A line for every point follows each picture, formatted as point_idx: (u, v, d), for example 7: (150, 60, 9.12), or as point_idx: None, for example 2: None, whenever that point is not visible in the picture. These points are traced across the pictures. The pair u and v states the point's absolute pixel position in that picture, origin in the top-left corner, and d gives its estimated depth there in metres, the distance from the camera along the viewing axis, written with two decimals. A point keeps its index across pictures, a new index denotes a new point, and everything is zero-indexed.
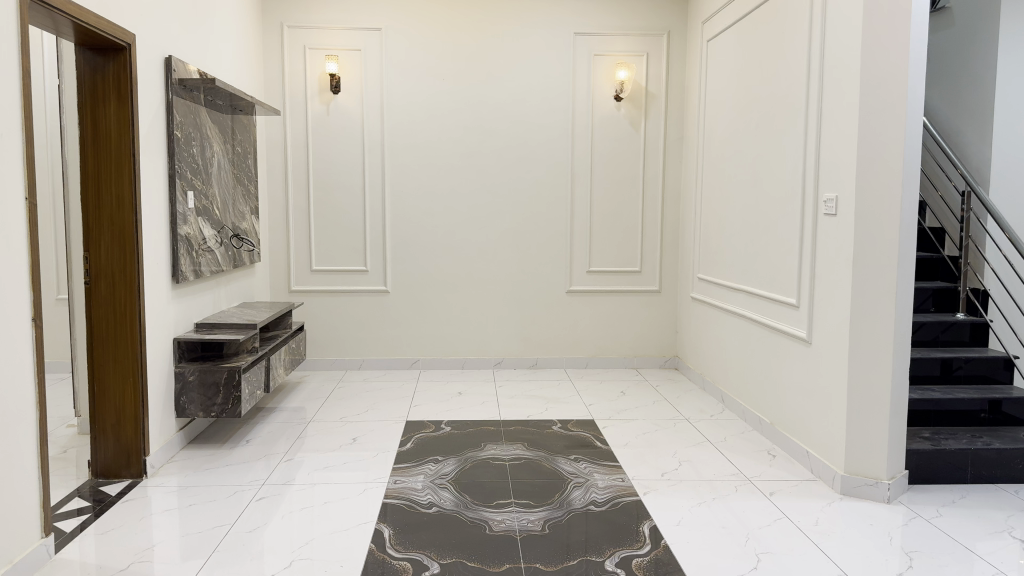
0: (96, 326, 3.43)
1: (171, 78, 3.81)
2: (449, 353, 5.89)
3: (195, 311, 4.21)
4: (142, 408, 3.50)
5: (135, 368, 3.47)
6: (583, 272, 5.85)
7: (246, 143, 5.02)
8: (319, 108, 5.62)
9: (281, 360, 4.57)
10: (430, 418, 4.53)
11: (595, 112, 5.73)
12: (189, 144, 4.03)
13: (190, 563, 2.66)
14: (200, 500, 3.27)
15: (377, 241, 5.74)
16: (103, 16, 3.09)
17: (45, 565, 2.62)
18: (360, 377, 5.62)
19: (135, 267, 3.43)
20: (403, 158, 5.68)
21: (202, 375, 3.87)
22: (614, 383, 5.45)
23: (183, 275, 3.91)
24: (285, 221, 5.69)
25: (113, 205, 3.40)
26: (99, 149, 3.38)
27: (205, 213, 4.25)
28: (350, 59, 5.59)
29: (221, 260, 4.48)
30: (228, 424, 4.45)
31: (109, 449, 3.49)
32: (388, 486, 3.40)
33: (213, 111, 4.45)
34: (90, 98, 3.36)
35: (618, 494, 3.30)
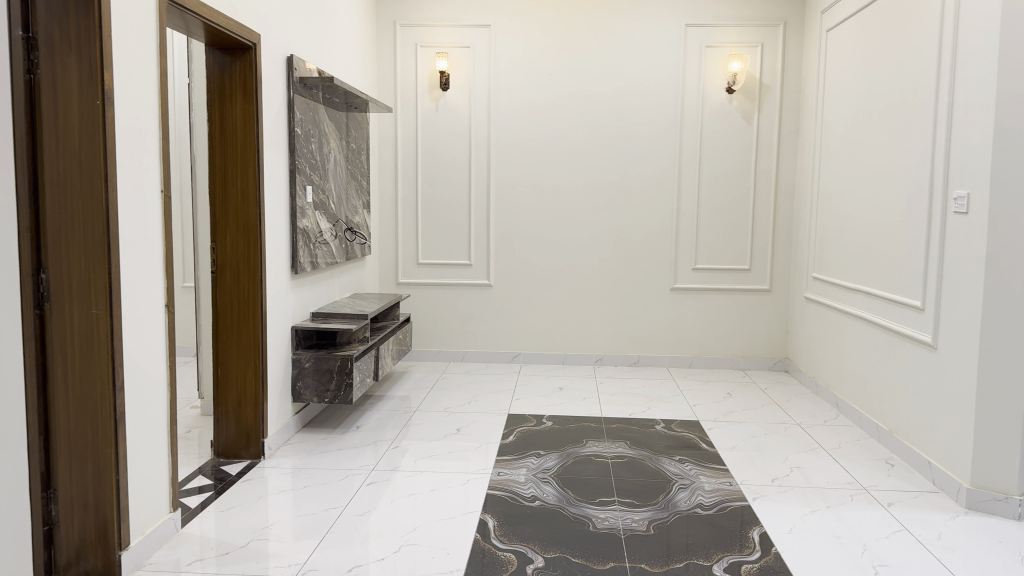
0: (221, 312, 3.63)
1: (292, 77, 3.96)
2: (551, 349, 5.89)
3: (311, 301, 4.38)
4: (262, 392, 3.67)
5: (255, 353, 3.63)
6: (690, 269, 5.73)
7: (359, 140, 5.17)
8: (429, 105, 5.73)
9: (389, 350, 4.69)
10: (531, 412, 4.55)
11: (706, 105, 5.60)
12: (309, 140, 4.20)
13: (304, 543, 2.77)
14: (313, 482, 3.40)
15: (482, 235, 5.81)
16: (231, 17, 3.24)
17: (172, 538, 2.79)
18: (462, 369, 5.71)
19: (258, 257, 3.59)
20: (510, 153, 5.72)
21: (317, 363, 4.02)
22: (719, 383, 5.32)
23: (301, 266, 4.08)
24: (394, 215, 5.84)
25: (239, 198, 3.57)
26: (227, 146, 3.56)
27: (321, 207, 4.41)
28: (460, 56, 5.68)
29: (335, 253, 4.64)
30: (339, 410, 4.61)
31: (231, 430, 3.68)
32: (491, 478, 3.44)
33: (331, 109, 4.61)
34: (219, 96, 3.54)
35: (725, 498, 3.23)
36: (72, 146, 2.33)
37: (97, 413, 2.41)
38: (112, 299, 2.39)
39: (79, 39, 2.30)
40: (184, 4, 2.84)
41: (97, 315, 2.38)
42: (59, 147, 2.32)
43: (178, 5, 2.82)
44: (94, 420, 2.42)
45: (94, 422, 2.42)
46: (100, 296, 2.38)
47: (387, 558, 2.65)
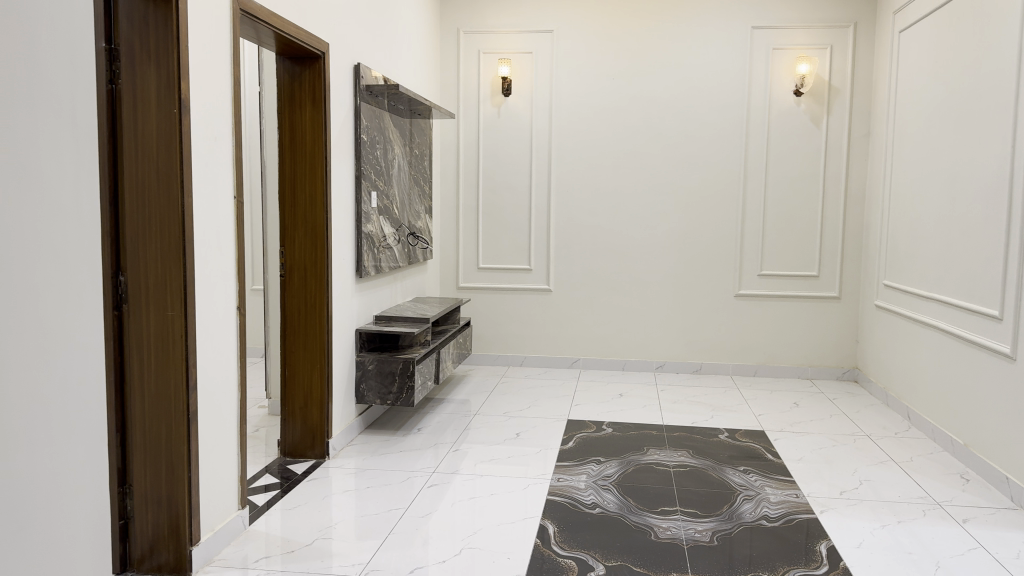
0: (289, 315, 3.71)
1: (359, 85, 4.04)
2: (611, 355, 5.85)
3: (374, 304, 4.45)
4: (327, 394, 3.74)
5: (322, 355, 3.70)
6: (755, 275, 5.62)
7: (423, 145, 5.24)
8: (491, 111, 5.77)
9: (450, 353, 4.73)
10: (591, 418, 4.53)
11: (773, 108, 5.50)
12: (374, 146, 4.27)
13: (367, 543, 2.81)
14: (375, 483, 3.45)
15: (543, 240, 5.81)
16: (301, 27, 3.32)
17: (240, 535, 2.86)
18: (521, 374, 5.72)
19: (324, 261, 3.67)
20: (572, 158, 5.71)
21: (379, 365, 4.08)
22: (785, 393, 5.21)
23: (366, 270, 4.14)
24: (456, 220, 5.89)
25: (307, 203, 3.65)
26: (296, 152, 3.65)
27: (386, 212, 4.47)
28: (523, 62, 5.71)
29: (398, 257, 4.70)
30: (401, 412, 4.66)
31: (297, 430, 3.77)
32: (551, 483, 3.44)
33: (395, 115, 4.67)
34: (289, 104, 3.63)
35: (792, 510, 3.15)
36: (150, 154, 2.42)
37: (171, 411, 2.49)
38: (186, 301, 2.46)
39: (158, 50, 2.38)
40: (256, 14, 2.92)
41: (172, 316, 2.46)
42: (138, 153, 2.42)
43: (250, 15, 2.90)
44: (168, 418, 2.50)
45: (168, 420, 2.49)
46: (175, 299, 2.45)
47: (448, 560, 2.66)
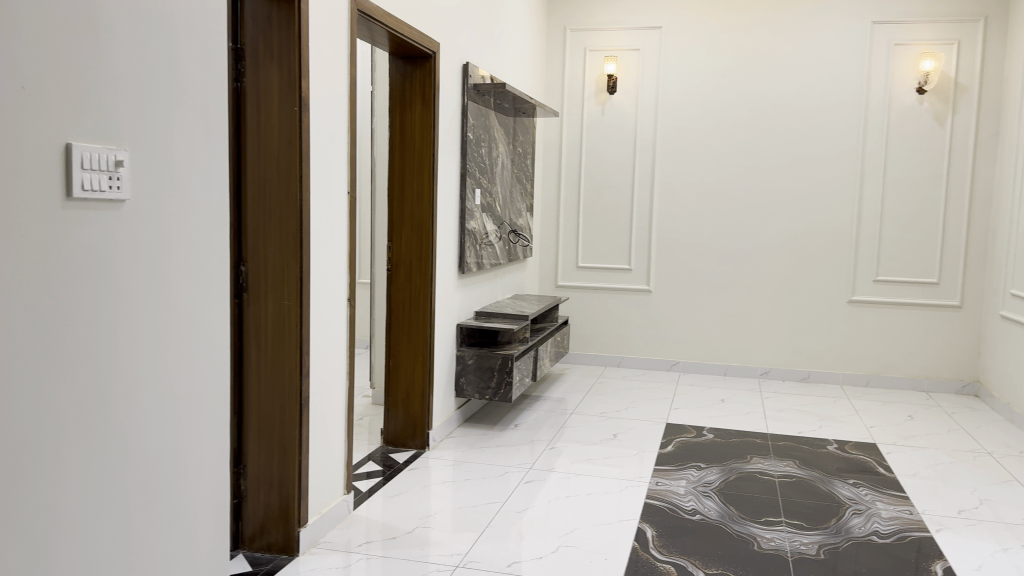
0: (395, 308, 3.81)
1: (467, 84, 4.10)
2: (713, 359, 5.72)
3: (475, 300, 4.51)
4: (428, 386, 3.82)
5: (424, 347, 3.78)
6: (869, 281, 5.39)
7: (526, 144, 5.27)
8: (596, 108, 5.75)
9: (548, 351, 4.74)
10: (692, 423, 4.44)
11: (892, 106, 5.25)
12: (479, 144, 4.32)
13: (465, 535, 2.86)
14: (474, 476, 3.50)
15: (645, 240, 5.75)
16: (414, 27, 3.40)
17: (344, 518, 2.96)
18: (619, 375, 5.67)
19: (429, 256, 3.74)
20: (678, 158, 5.62)
21: (479, 360, 4.13)
22: (899, 405, 4.96)
23: (468, 266, 4.21)
24: (557, 218, 5.90)
25: (414, 199, 3.74)
26: (405, 150, 3.74)
27: (489, 209, 4.53)
28: (629, 59, 5.66)
29: (499, 255, 4.75)
30: (499, 408, 4.70)
31: (399, 420, 3.86)
32: (650, 486, 3.40)
33: (501, 114, 4.72)
34: (400, 102, 3.72)
35: (905, 527, 3.01)
36: (272, 149, 2.53)
37: (284, 396, 2.60)
38: (302, 292, 2.56)
39: (281, 49, 2.49)
40: (372, 15, 3.01)
41: (288, 305, 2.56)
42: (260, 149, 2.53)
43: (366, 15, 2.99)
44: (281, 403, 2.61)
45: (282, 405, 2.61)
46: (292, 289, 2.56)
47: (544, 557, 2.67)
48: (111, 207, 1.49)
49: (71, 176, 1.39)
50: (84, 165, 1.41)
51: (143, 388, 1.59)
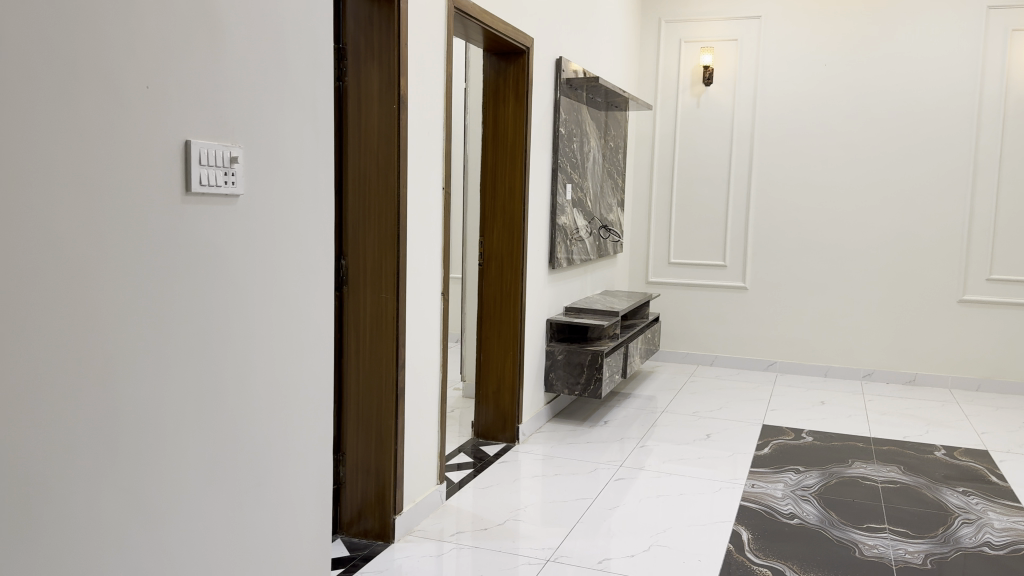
0: (487, 302, 3.85)
1: (560, 78, 4.10)
2: (811, 359, 5.54)
3: (565, 295, 4.51)
4: (518, 380, 3.84)
5: (515, 342, 3.81)
6: (981, 280, 5.11)
7: (618, 138, 5.22)
8: (690, 101, 5.65)
9: (639, 348, 4.69)
10: (788, 425, 4.31)
11: (1009, 95, 4.96)
12: (572, 139, 4.32)
13: (555, 529, 2.86)
14: (564, 471, 3.50)
15: (740, 236, 5.62)
16: (509, 23, 3.42)
17: (437, 508, 3.02)
18: (712, 373, 5.56)
19: (520, 251, 3.76)
20: (775, 151, 5.47)
21: (569, 356, 4.13)
22: (1015, 412, 4.69)
23: (559, 262, 4.21)
24: (649, 213, 5.83)
25: (507, 194, 3.77)
26: (498, 145, 3.77)
27: (580, 204, 4.51)
28: (726, 50, 5.54)
29: (590, 250, 4.73)
30: (589, 404, 4.69)
31: (490, 413, 3.90)
32: (745, 489, 3.32)
33: (593, 108, 4.70)
34: (493, 98, 3.75)
35: (1021, 539, 2.84)
36: (371, 146, 2.59)
37: (381, 387, 2.67)
38: (398, 285, 2.62)
39: (382, 48, 2.55)
40: (468, 11, 3.05)
41: (385, 298, 2.63)
42: (360, 146, 2.60)
43: (462, 12, 3.02)
44: (378, 393, 2.68)
45: (379, 395, 2.67)
46: (389, 282, 2.62)
47: (636, 556, 2.65)
48: (226, 201, 1.56)
49: (190, 172, 1.46)
50: (201, 161, 1.49)
51: (252, 375, 1.66)
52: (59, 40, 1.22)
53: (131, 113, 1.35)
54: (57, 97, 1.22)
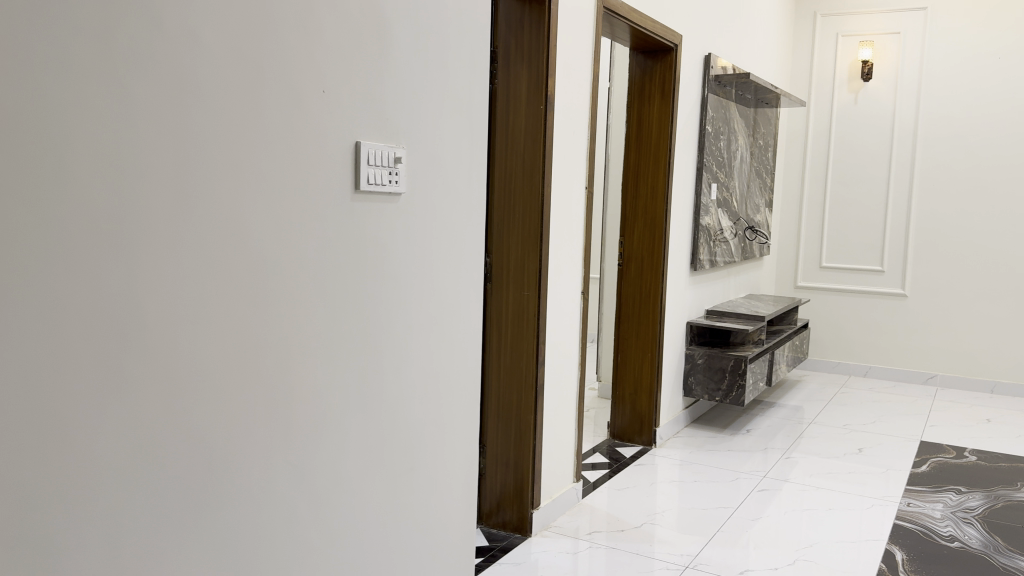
0: (625, 302, 3.83)
1: (708, 75, 4.01)
2: (977, 374, 5.13)
3: (707, 298, 4.41)
4: (657, 383, 3.79)
5: (654, 343, 3.76)
6: None
7: (767, 136, 5.06)
8: (847, 97, 5.38)
9: (785, 355, 4.52)
10: (949, 443, 4.03)
11: None
12: (718, 137, 4.22)
13: (693, 536, 2.81)
14: (703, 478, 3.43)
15: (897, 240, 5.30)
16: (657, 21, 3.38)
17: (573, 506, 3.04)
18: (863, 385, 5.27)
19: (662, 252, 3.71)
20: (940, 150, 5.11)
21: (709, 360, 4.03)
22: None
23: (701, 263, 4.12)
24: (798, 215, 5.61)
25: (649, 194, 3.73)
26: (642, 145, 3.73)
27: (725, 205, 4.40)
28: (888, 44, 5.23)
29: (735, 252, 4.60)
30: (730, 411, 4.56)
31: (626, 414, 3.87)
32: (900, 507, 3.13)
33: (742, 106, 4.57)
34: (638, 97, 3.73)
35: None
36: (518, 147, 2.64)
37: (522, 383, 2.72)
38: (540, 282, 2.66)
39: (531, 51, 2.59)
40: (617, 11, 3.03)
41: (528, 295, 2.67)
42: (507, 145, 2.66)
43: (610, 12, 3.02)
44: (518, 389, 2.73)
45: (519, 390, 2.72)
46: (531, 280, 2.66)
47: (779, 569, 2.57)
48: (390, 199, 1.65)
49: (359, 171, 1.55)
50: (370, 161, 1.57)
51: (409, 364, 1.75)
52: (253, 50, 1.33)
53: (310, 117, 1.45)
54: (249, 106, 1.33)
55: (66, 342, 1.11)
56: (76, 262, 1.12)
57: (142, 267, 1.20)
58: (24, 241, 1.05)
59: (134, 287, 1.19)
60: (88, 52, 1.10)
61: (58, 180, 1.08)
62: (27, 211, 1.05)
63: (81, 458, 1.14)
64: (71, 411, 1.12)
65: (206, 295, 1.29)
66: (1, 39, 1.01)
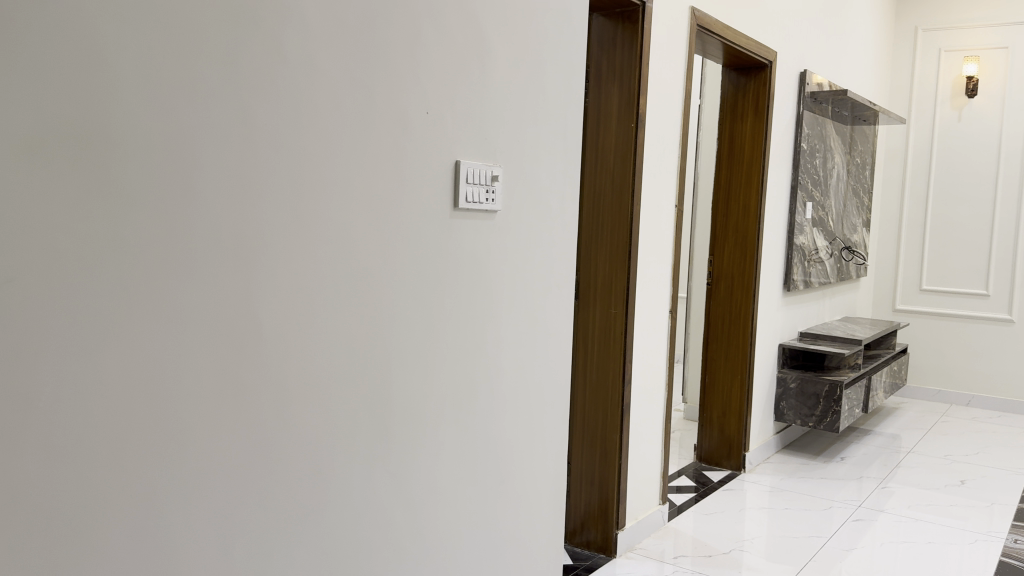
0: (714, 322, 3.76)
1: (803, 92, 3.92)
2: None
3: (800, 320, 4.29)
4: (747, 406, 3.70)
5: (744, 365, 3.68)
6: None
7: (865, 154, 4.90)
8: (950, 114, 5.17)
9: (882, 381, 4.34)
10: None
11: None
12: (814, 155, 4.12)
13: (783, 565, 2.73)
14: (794, 506, 3.33)
15: (1005, 263, 5.03)
16: (751, 38, 3.33)
17: (659, 529, 2.99)
18: (967, 415, 5.01)
19: (753, 272, 3.64)
20: None
21: (802, 384, 3.91)
22: None
23: (795, 284, 4.01)
24: (897, 235, 5.40)
25: (741, 212, 3.67)
26: (733, 163, 3.68)
27: (820, 224, 4.28)
28: (995, 58, 5.01)
29: (830, 272, 4.46)
30: (823, 437, 4.41)
31: (714, 437, 3.79)
32: (1008, 544, 2.96)
33: (838, 123, 4.44)
34: (730, 114, 3.68)
35: None
36: (607, 164, 2.65)
37: (608, 401, 2.70)
38: (628, 301, 2.64)
39: (623, 69, 2.59)
40: (711, 29, 3.00)
41: (615, 313, 2.66)
42: (597, 163, 2.66)
43: (704, 31, 2.99)
44: (603, 408, 2.71)
45: (605, 409, 2.71)
46: (619, 298, 2.65)
47: None
48: (487, 217, 1.68)
49: (458, 190, 1.59)
50: (469, 180, 1.61)
51: (502, 379, 1.77)
52: (364, 74, 1.39)
53: (414, 138, 1.50)
54: (359, 127, 1.39)
55: (194, 352, 1.18)
56: (205, 277, 1.18)
57: (259, 280, 1.26)
58: (160, 257, 1.12)
59: (251, 300, 1.25)
60: (219, 77, 1.17)
61: (192, 200, 1.15)
62: (162, 226, 1.12)
63: (202, 462, 1.20)
64: (195, 418, 1.19)
65: (315, 309, 1.35)
66: (146, 66, 1.09)
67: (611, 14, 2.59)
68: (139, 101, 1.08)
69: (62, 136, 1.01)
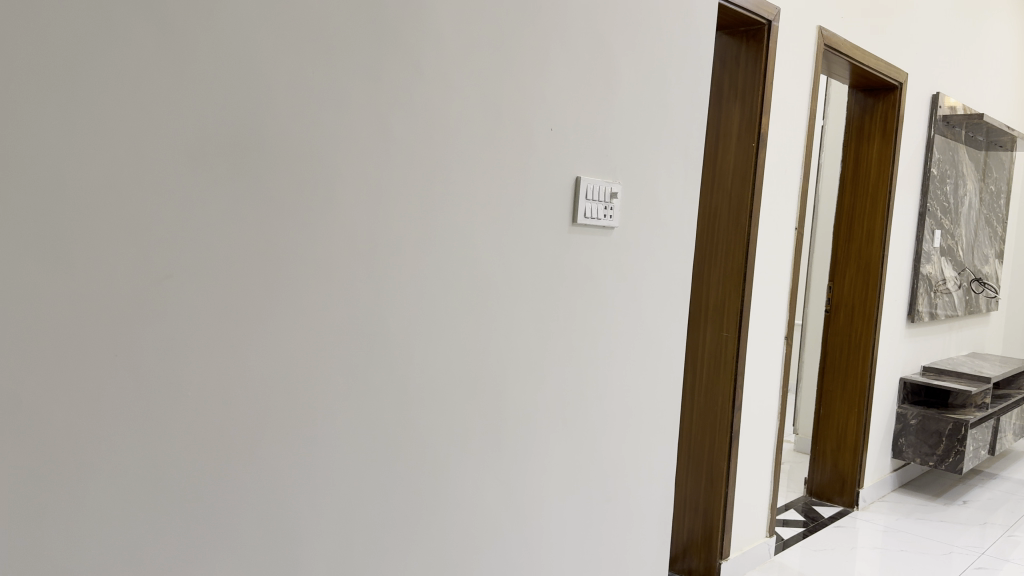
0: (831, 350, 3.62)
1: (935, 115, 3.74)
2: None
3: (924, 354, 4.07)
4: (863, 441, 3.54)
5: (861, 397, 3.52)
6: None
7: (1000, 181, 4.62)
8: None
9: (1012, 423, 4.06)
10: None
11: None
12: (944, 181, 3.91)
13: None
14: (911, 548, 3.15)
15: None
16: (881, 58, 3.21)
17: (764, 562, 2.89)
18: None
19: (875, 301, 3.49)
20: None
21: (924, 421, 3.71)
22: None
23: (919, 314, 3.81)
24: None
25: (864, 237, 3.52)
26: (857, 185, 3.54)
27: (949, 253, 4.06)
28: None
29: (958, 305, 4.21)
30: (945, 478, 4.16)
31: (827, 471, 3.64)
32: None
33: (973, 148, 4.21)
34: (856, 136, 3.55)
35: None
36: (725, 184, 2.61)
37: (716, 426, 2.64)
38: (740, 324, 2.58)
39: (745, 88, 2.55)
40: (839, 49, 2.91)
41: (727, 337, 2.61)
42: (714, 184, 2.63)
43: (832, 51, 2.91)
44: (711, 433, 2.66)
45: (712, 433, 2.65)
46: (731, 321, 2.60)
47: None
48: (604, 233, 1.68)
49: (577, 205, 1.60)
50: (588, 196, 1.62)
51: (612, 396, 1.77)
52: (493, 91, 1.43)
53: (538, 155, 1.53)
54: (484, 142, 1.43)
55: (323, 352, 1.24)
56: (336, 281, 1.24)
57: (384, 287, 1.31)
58: (296, 259, 1.19)
59: (377, 305, 1.30)
60: (359, 92, 1.23)
61: (329, 207, 1.21)
62: (301, 231, 1.19)
63: (324, 458, 1.25)
64: (321, 415, 1.24)
65: (436, 318, 1.39)
66: (296, 80, 1.16)
67: (736, 32, 2.56)
68: (287, 113, 1.15)
69: (220, 145, 1.09)
